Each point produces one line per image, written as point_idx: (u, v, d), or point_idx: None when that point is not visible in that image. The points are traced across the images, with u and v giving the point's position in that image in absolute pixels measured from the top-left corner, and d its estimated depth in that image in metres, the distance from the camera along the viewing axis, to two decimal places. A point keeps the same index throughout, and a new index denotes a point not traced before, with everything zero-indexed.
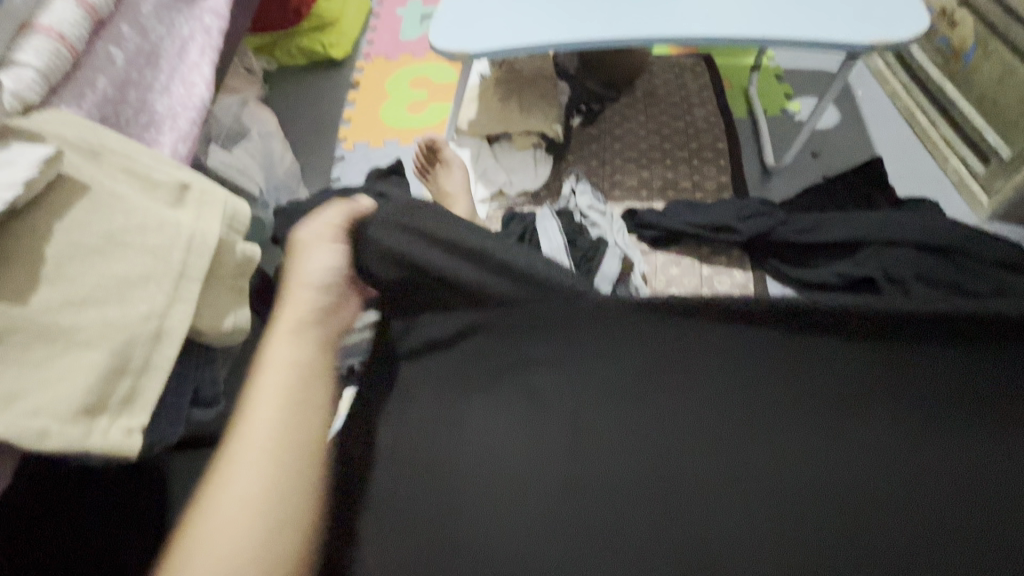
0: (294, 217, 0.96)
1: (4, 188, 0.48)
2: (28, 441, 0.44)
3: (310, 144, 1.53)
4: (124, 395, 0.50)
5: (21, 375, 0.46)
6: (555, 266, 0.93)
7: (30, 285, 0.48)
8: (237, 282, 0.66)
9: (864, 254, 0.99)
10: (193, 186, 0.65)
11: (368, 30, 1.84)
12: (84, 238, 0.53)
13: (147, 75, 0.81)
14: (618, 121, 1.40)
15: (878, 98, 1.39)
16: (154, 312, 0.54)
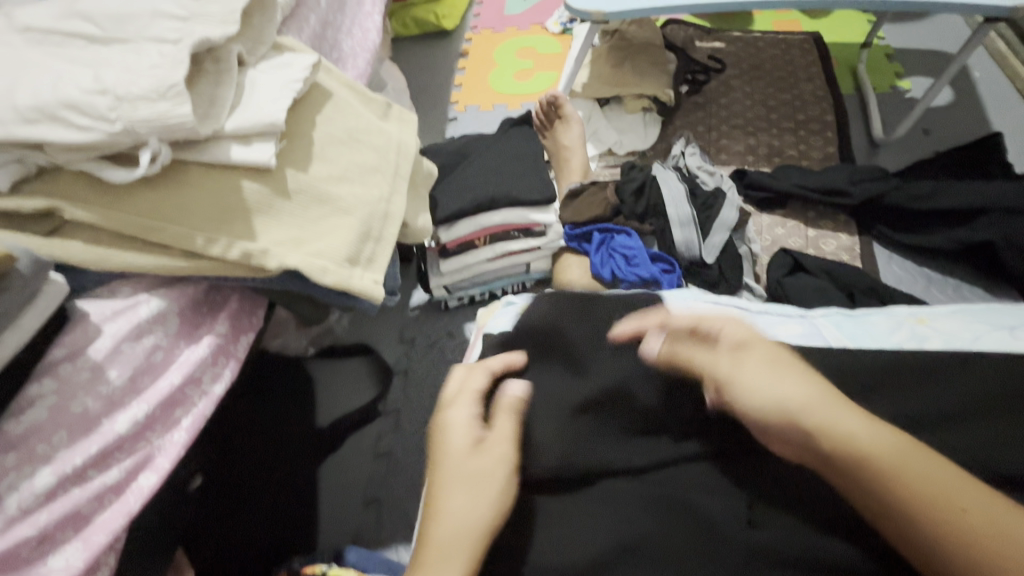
0: (440, 155, 1.08)
1: (292, 82, 0.60)
2: (315, 273, 0.56)
3: (425, 105, 1.66)
4: (369, 254, 0.62)
5: (305, 225, 0.58)
6: (676, 211, 1.00)
7: (307, 159, 0.61)
8: (423, 190, 0.78)
9: (983, 220, 1.01)
10: (393, 106, 0.78)
11: (475, 4, 1.96)
12: (333, 130, 0.65)
13: (338, 18, 0.94)
14: (724, 92, 1.45)
15: (997, 79, 1.37)
16: (382, 197, 0.66)
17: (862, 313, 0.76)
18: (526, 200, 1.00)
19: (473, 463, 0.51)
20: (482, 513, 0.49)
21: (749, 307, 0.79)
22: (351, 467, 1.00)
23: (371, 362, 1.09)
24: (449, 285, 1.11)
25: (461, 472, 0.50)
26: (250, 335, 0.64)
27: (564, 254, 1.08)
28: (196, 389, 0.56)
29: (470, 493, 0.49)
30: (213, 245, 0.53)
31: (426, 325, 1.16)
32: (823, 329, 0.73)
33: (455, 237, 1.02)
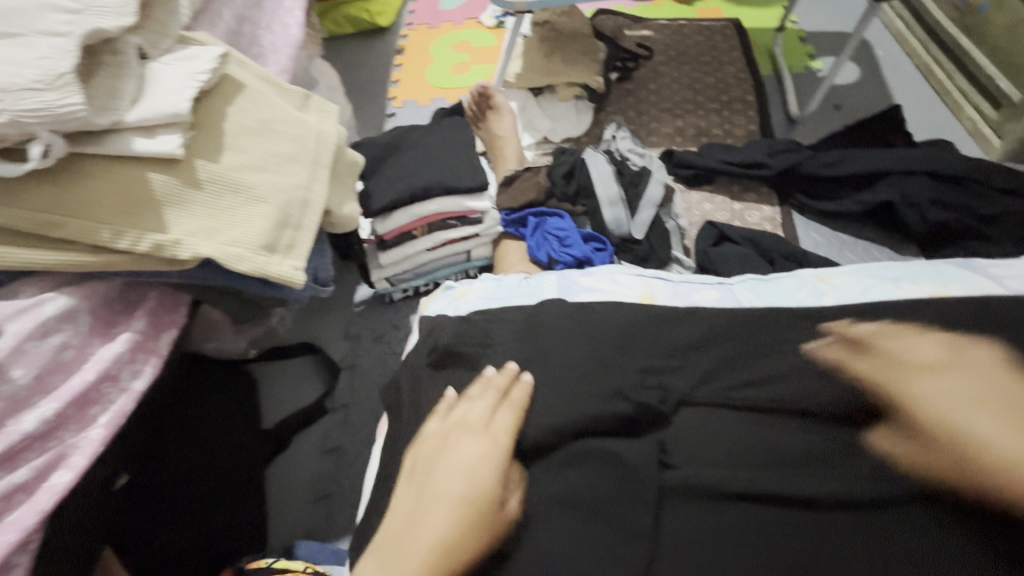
0: (372, 147, 1.08)
1: (198, 73, 0.60)
2: (230, 261, 0.56)
3: (363, 102, 1.65)
4: (288, 242, 0.62)
5: (218, 215, 0.58)
6: (605, 190, 1.05)
7: (218, 150, 0.60)
8: (348, 180, 0.79)
9: (885, 183, 1.10)
10: (312, 97, 0.79)
11: (410, 1, 1.95)
12: (246, 121, 0.65)
13: (255, 13, 0.93)
14: (653, 78, 1.51)
15: (898, 57, 1.48)
16: (301, 186, 0.66)
17: (773, 277, 0.81)
18: (459, 187, 1.02)
19: (458, 448, 0.55)
20: (464, 492, 0.52)
21: (670, 278, 0.82)
22: (299, 466, 1.00)
23: (319, 361, 1.10)
24: (391, 277, 1.12)
25: (451, 459, 0.54)
26: (173, 332, 0.63)
27: (503, 240, 1.11)
28: (114, 386, 0.55)
29: (452, 514, 0.50)
30: (121, 239, 0.52)
31: (371, 320, 1.16)
32: (738, 295, 0.77)
33: (391, 228, 1.03)
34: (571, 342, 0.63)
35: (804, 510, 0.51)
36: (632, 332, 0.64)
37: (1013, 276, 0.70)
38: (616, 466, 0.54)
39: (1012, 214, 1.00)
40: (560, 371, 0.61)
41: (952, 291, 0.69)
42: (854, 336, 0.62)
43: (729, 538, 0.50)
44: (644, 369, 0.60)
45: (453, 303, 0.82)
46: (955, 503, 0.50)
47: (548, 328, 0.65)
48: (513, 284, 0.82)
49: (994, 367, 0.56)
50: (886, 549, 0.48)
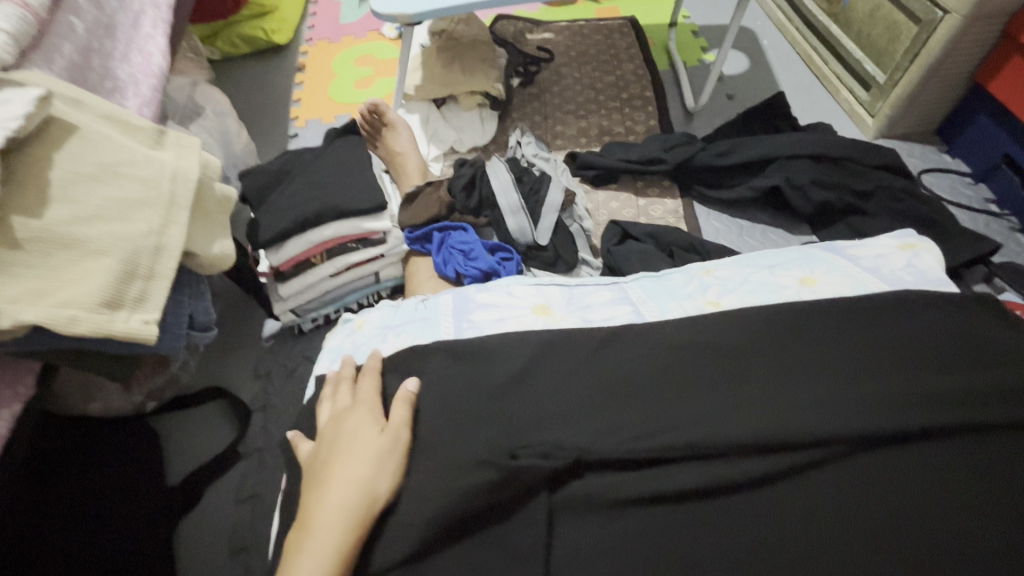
0: (261, 175, 1.03)
1: (9, 119, 0.54)
2: (61, 324, 0.51)
3: (263, 125, 1.58)
4: (137, 294, 0.57)
5: (44, 276, 0.53)
6: (506, 199, 1.05)
7: (42, 203, 0.55)
8: (217, 216, 0.74)
9: (772, 168, 1.15)
10: (170, 132, 0.73)
11: (308, 17, 1.89)
12: (80, 167, 0.59)
13: (106, 44, 0.86)
14: (556, 81, 1.53)
15: (781, 46, 1.57)
16: (152, 231, 0.61)
17: (665, 273, 0.81)
18: (354, 209, 0.98)
19: (354, 443, 0.58)
20: (360, 486, 0.54)
21: (568, 284, 0.79)
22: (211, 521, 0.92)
23: (228, 406, 1.03)
24: (297, 308, 1.07)
25: (355, 452, 0.57)
26: (16, 407, 0.58)
27: (411, 257, 1.08)
28: None
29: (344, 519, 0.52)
30: None
31: (282, 354, 1.10)
32: (629, 292, 0.76)
33: (286, 258, 0.99)
34: (456, 391, 0.60)
35: (700, 505, 0.51)
36: (521, 368, 0.60)
37: (867, 255, 0.75)
38: (512, 508, 0.53)
39: (883, 187, 1.08)
40: (450, 428, 0.57)
41: (818, 275, 0.70)
42: (747, 346, 0.60)
43: (626, 546, 0.50)
44: (538, 417, 0.56)
45: (350, 336, 0.78)
46: (843, 478, 0.51)
47: (432, 383, 0.62)
48: (410, 309, 0.77)
49: (870, 358, 0.58)
50: (777, 535, 0.49)
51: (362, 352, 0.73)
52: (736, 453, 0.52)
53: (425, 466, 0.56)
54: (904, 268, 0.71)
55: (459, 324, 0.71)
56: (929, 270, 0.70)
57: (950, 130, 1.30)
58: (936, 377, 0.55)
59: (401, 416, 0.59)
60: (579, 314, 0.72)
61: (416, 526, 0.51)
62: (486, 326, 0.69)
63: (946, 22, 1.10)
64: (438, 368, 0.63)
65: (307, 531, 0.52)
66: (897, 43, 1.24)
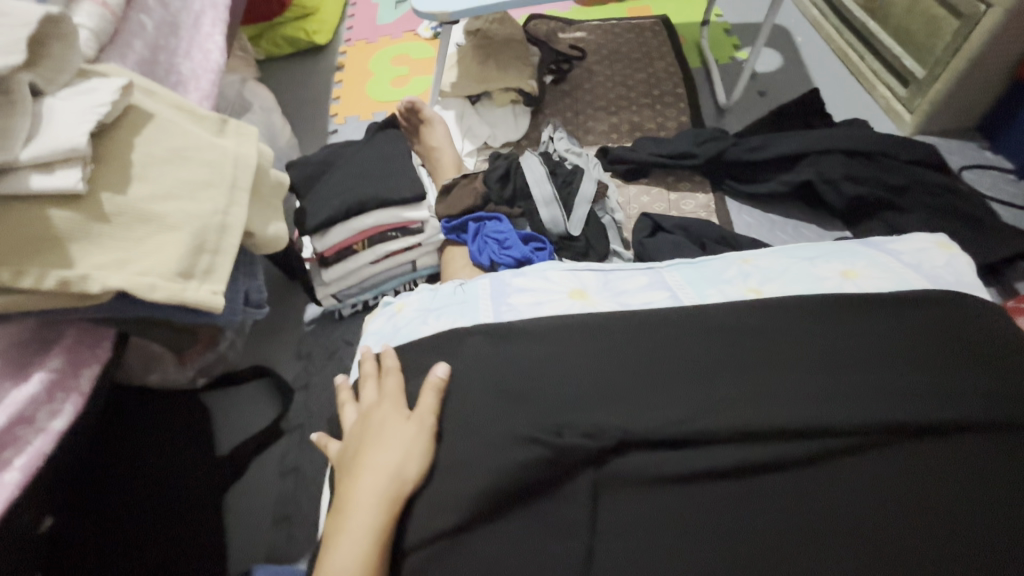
0: (306, 166, 1.09)
1: (98, 105, 0.60)
2: (142, 291, 0.56)
3: (304, 122, 1.65)
4: (205, 267, 0.62)
5: (127, 247, 0.58)
6: (539, 191, 1.08)
7: (124, 181, 0.60)
8: (272, 200, 0.79)
9: (806, 162, 1.15)
10: (230, 122, 0.79)
11: (347, 18, 1.96)
12: (156, 150, 0.65)
13: (171, 41, 0.93)
14: (587, 78, 1.55)
15: (816, 43, 1.56)
16: (218, 210, 0.66)
17: (700, 261, 0.82)
18: (394, 198, 1.03)
19: (386, 429, 0.60)
20: (391, 469, 0.57)
21: (604, 270, 0.79)
22: (256, 493, 0.97)
23: (271, 385, 1.08)
24: (338, 293, 1.12)
25: (387, 437, 0.59)
26: (96, 366, 0.62)
27: (446, 247, 1.11)
28: (29, 428, 0.55)
29: (378, 501, 0.55)
30: (23, 278, 0.52)
31: (322, 337, 1.15)
32: (666, 279, 0.77)
33: (330, 244, 1.04)
34: (500, 371, 0.61)
35: (734, 483, 0.52)
36: (564, 351, 0.62)
37: (907, 250, 0.75)
38: (555, 482, 0.54)
39: (920, 183, 1.07)
40: (492, 405, 0.58)
41: (861, 269, 0.71)
42: (784, 332, 0.62)
43: (662, 521, 0.52)
44: (586, 396, 0.57)
45: (391, 319, 0.80)
46: (881, 462, 0.52)
47: (473, 364, 0.63)
48: (449, 293, 0.78)
49: (911, 346, 0.59)
50: (810, 513, 0.50)
51: (402, 333, 0.75)
52: (776, 436, 0.53)
53: (470, 443, 0.57)
54: (944, 267, 0.71)
55: (498, 307, 0.72)
56: (966, 273, 0.71)
57: (993, 127, 1.27)
58: (983, 374, 0.56)
59: (429, 404, 0.61)
60: (618, 299, 0.73)
61: (462, 502, 0.53)
62: (524, 310, 0.70)
63: (989, 16, 1.09)
64: (480, 348, 0.64)
65: (344, 513, 0.55)
66: (937, 38, 1.22)
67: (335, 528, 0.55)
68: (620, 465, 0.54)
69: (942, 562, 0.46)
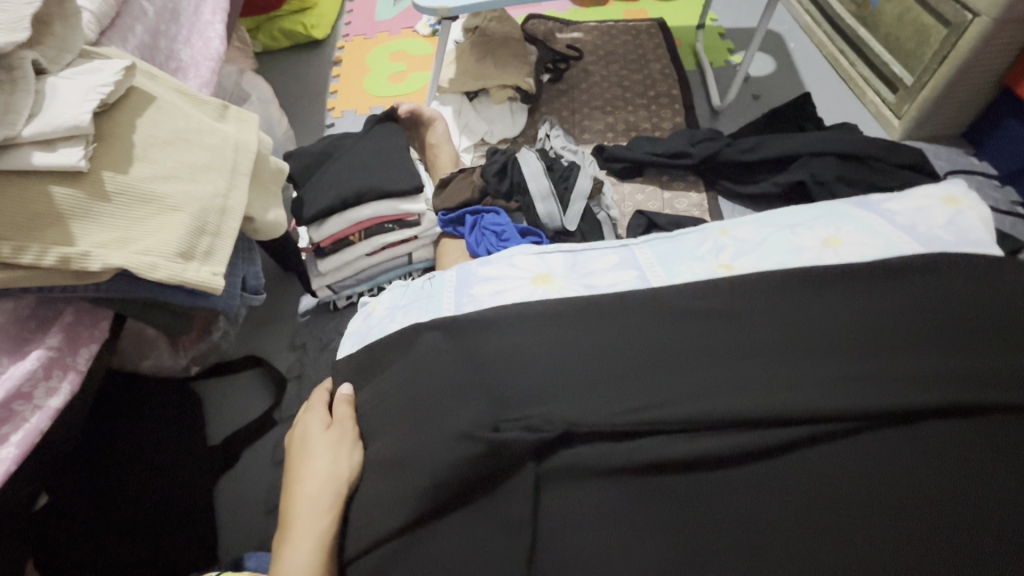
0: (305, 156, 1.09)
1: (102, 85, 0.60)
2: (143, 270, 0.57)
3: (301, 115, 1.65)
4: (206, 248, 0.63)
5: (130, 226, 0.58)
6: (536, 185, 1.10)
7: (127, 161, 0.61)
8: (272, 187, 0.79)
9: (798, 164, 1.17)
10: (231, 108, 0.79)
11: (345, 13, 1.96)
12: (157, 132, 0.65)
13: (172, 28, 0.93)
14: (585, 78, 1.57)
15: (808, 49, 1.59)
16: (218, 193, 0.66)
17: (677, 234, 0.84)
18: (392, 190, 1.03)
19: (311, 442, 0.63)
20: (322, 476, 0.59)
21: (579, 250, 0.80)
22: (246, 483, 0.97)
23: (263, 375, 1.08)
24: (333, 285, 1.12)
25: (315, 447, 0.62)
26: (94, 347, 0.62)
27: (442, 240, 1.12)
28: (27, 405, 0.55)
29: (320, 509, 0.57)
30: (24, 254, 0.52)
31: (317, 328, 1.15)
32: (637, 255, 0.79)
33: (327, 235, 1.04)
34: (460, 366, 0.59)
35: (688, 477, 0.51)
36: (533, 335, 0.61)
37: (905, 211, 0.76)
38: (508, 472, 0.53)
39: (908, 185, 1.09)
40: (439, 399, 0.57)
41: (842, 235, 0.72)
42: (764, 308, 0.62)
43: (643, 500, 0.50)
44: (550, 385, 0.56)
45: (367, 318, 0.80)
46: (839, 459, 0.50)
47: (417, 363, 0.62)
48: (418, 288, 0.79)
49: (890, 322, 0.58)
50: (799, 499, 0.49)
51: (376, 331, 0.75)
52: (732, 426, 0.52)
53: (417, 438, 0.55)
54: (944, 225, 0.72)
55: (460, 299, 0.72)
56: (969, 229, 0.71)
57: (979, 134, 1.31)
58: (962, 354, 0.55)
59: (345, 412, 0.66)
60: (587, 277, 0.75)
61: (417, 494, 0.52)
62: (485, 300, 0.70)
63: (975, 25, 1.12)
64: (433, 345, 0.63)
65: (288, 530, 0.56)
66: (925, 46, 1.25)
67: (282, 547, 0.55)
68: (571, 458, 0.53)
69: (913, 553, 0.45)
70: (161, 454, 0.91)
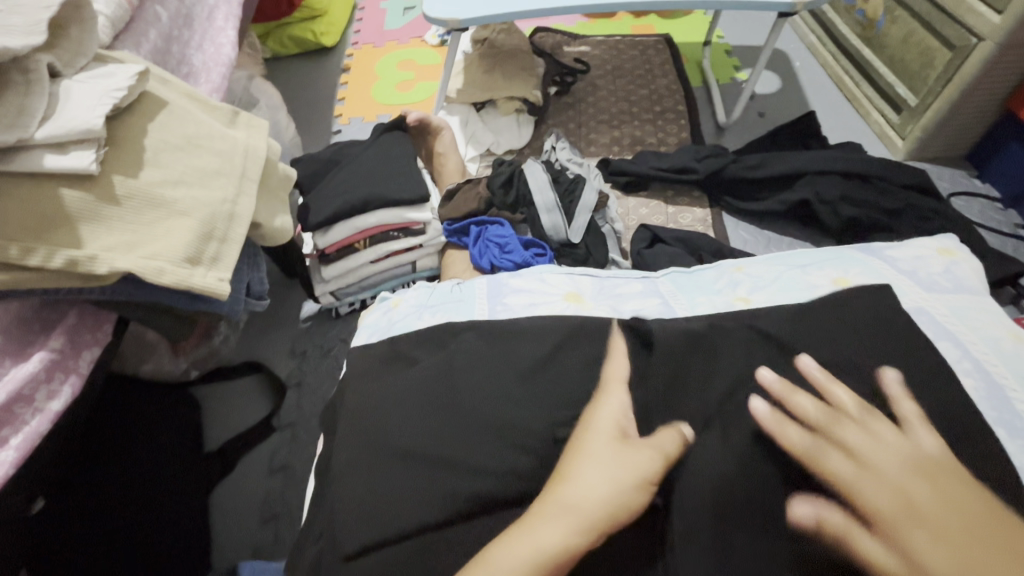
0: (312, 163, 1.10)
1: (115, 89, 0.60)
2: (150, 275, 0.56)
3: (308, 121, 1.66)
4: (213, 254, 0.63)
5: (138, 230, 0.58)
6: (542, 198, 1.10)
7: (137, 165, 0.61)
8: (279, 193, 0.79)
9: (802, 182, 1.18)
10: (242, 114, 0.79)
11: (354, 22, 1.98)
12: (168, 136, 0.65)
13: (185, 33, 0.93)
14: (591, 91, 1.58)
15: (813, 69, 1.61)
16: (227, 198, 0.67)
17: (695, 269, 0.79)
18: (398, 199, 1.03)
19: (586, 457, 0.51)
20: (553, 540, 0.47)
21: (599, 274, 0.78)
22: (244, 489, 0.96)
23: (264, 380, 1.07)
24: (336, 291, 1.12)
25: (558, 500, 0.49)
26: (95, 350, 0.62)
27: (447, 250, 1.12)
28: (27, 407, 0.54)
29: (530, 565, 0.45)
30: (31, 255, 0.52)
31: (319, 334, 1.15)
32: (658, 287, 0.76)
33: (332, 242, 1.04)
34: (490, 373, 0.58)
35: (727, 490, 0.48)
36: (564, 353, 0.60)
37: (904, 258, 0.72)
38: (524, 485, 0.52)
39: (912, 206, 1.09)
40: (466, 399, 0.57)
41: (852, 275, 0.70)
42: (791, 337, 0.58)
43: (665, 513, 0.49)
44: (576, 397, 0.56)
45: (387, 314, 0.75)
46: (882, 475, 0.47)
47: (455, 360, 0.61)
48: (446, 291, 0.76)
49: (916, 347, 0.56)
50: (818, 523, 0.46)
51: (397, 329, 0.71)
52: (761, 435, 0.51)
53: (452, 437, 0.54)
54: (942, 273, 0.69)
55: (492, 306, 0.71)
56: (965, 279, 0.68)
57: (982, 157, 1.32)
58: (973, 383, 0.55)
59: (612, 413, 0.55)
60: (613, 307, 0.71)
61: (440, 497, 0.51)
62: (520, 310, 0.69)
63: (980, 48, 1.13)
64: (470, 344, 0.62)
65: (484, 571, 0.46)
66: (930, 68, 1.26)
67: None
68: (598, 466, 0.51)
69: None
70: (156, 454, 0.90)
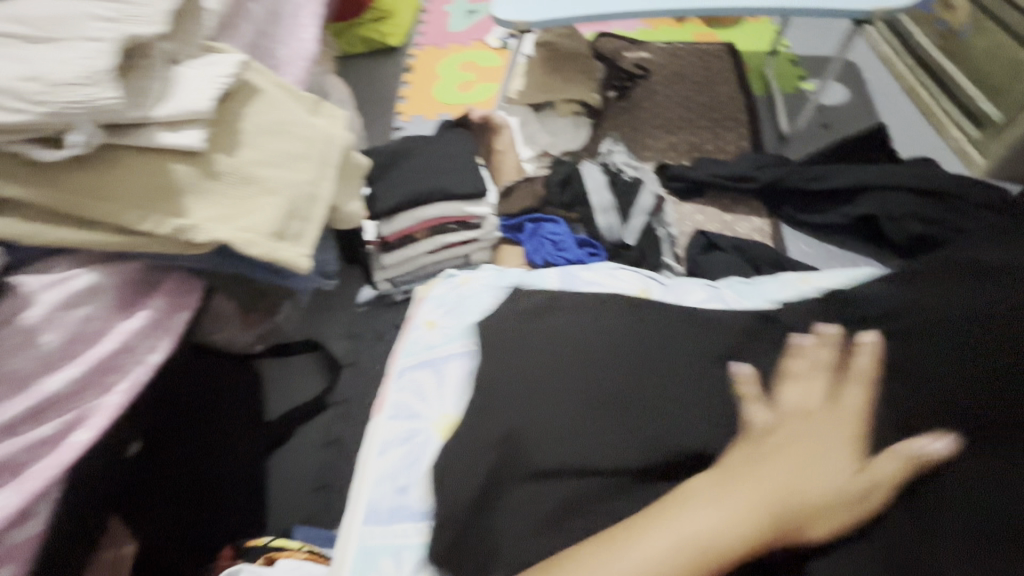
0: (378, 155, 1.15)
1: (221, 76, 0.66)
2: (242, 245, 0.61)
3: (372, 117, 1.73)
4: (296, 231, 0.67)
5: (233, 205, 0.63)
6: (598, 199, 1.11)
7: (235, 146, 0.66)
8: (353, 180, 0.84)
9: (867, 197, 1.13)
10: (324, 104, 0.84)
11: (419, 23, 2.05)
12: (262, 121, 0.70)
13: (273, 28, 1.00)
14: (650, 97, 1.58)
15: (884, 79, 1.53)
16: (311, 181, 0.71)
17: (758, 278, 0.79)
18: (459, 192, 1.07)
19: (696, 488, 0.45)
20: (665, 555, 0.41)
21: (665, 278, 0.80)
22: (299, 460, 1.01)
23: (321, 358, 1.13)
24: (393, 278, 1.17)
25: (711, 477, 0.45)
26: (187, 314, 0.66)
27: (501, 245, 1.14)
28: (132, 357, 0.60)
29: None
30: (144, 221, 0.58)
31: (373, 319, 1.20)
32: (723, 293, 0.75)
33: (394, 231, 1.08)
34: (548, 350, 0.58)
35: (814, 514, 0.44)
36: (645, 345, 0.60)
37: None
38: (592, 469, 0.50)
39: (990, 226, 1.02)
40: (528, 376, 0.57)
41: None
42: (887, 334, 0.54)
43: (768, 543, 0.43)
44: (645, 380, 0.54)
45: (455, 291, 0.79)
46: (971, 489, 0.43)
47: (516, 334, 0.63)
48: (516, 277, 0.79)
49: None
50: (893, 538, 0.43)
51: (470, 308, 0.75)
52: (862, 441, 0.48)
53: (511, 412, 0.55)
54: None
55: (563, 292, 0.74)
56: None
57: None
58: None
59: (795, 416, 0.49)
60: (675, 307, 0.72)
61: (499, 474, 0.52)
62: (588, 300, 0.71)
63: None
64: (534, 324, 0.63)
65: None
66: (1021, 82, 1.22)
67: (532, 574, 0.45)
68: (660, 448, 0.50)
69: None
70: (225, 419, 0.96)
